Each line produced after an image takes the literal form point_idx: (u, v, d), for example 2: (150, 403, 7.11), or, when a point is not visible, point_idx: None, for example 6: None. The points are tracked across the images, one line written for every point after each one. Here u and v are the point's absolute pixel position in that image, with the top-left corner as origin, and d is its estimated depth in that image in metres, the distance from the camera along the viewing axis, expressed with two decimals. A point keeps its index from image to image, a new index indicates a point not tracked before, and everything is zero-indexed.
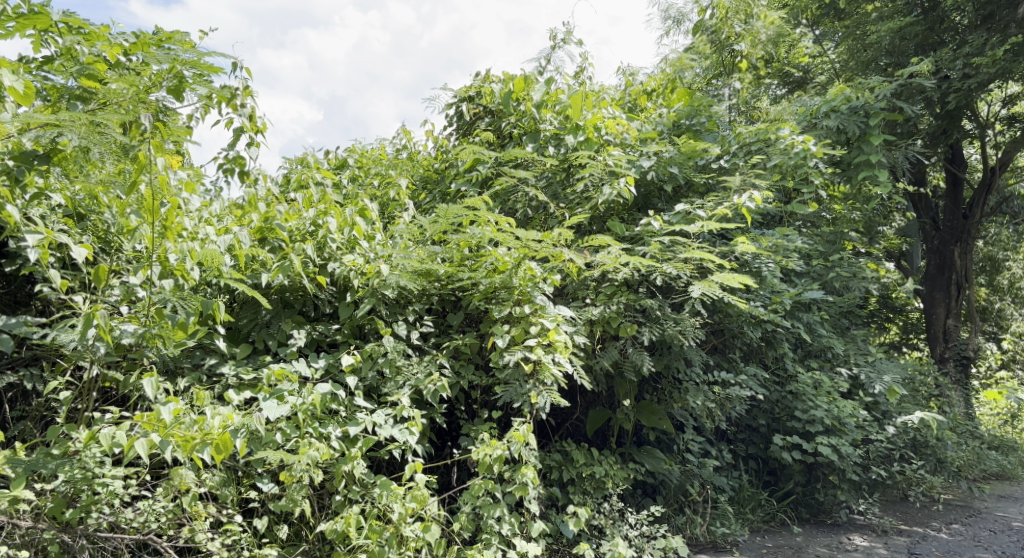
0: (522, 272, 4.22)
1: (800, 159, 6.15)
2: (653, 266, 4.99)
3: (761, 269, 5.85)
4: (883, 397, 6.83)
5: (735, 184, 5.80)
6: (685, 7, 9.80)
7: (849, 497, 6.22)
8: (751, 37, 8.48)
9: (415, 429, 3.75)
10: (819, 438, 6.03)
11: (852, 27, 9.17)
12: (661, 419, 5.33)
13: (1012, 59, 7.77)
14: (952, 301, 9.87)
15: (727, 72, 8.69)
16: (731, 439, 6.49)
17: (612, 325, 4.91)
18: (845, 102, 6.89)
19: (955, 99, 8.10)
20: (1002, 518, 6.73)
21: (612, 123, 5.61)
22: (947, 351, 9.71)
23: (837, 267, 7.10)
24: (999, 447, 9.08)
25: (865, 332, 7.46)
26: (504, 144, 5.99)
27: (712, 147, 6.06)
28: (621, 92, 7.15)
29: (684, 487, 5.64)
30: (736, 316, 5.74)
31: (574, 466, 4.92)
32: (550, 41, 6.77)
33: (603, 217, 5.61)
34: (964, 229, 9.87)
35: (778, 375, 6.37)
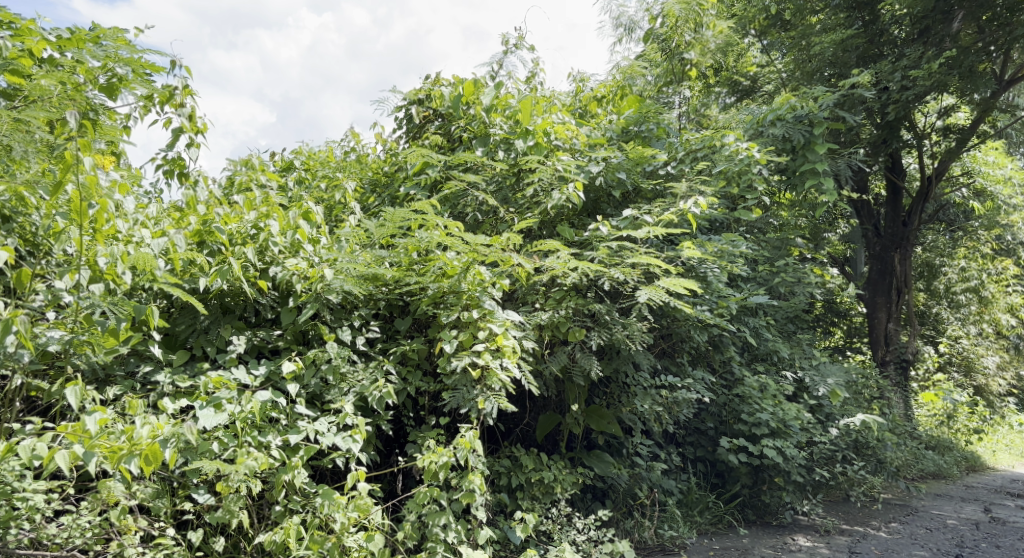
0: (471, 276, 4.19)
1: (744, 166, 6.26)
2: (601, 271, 5.02)
3: (707, 273, 5.96)
4: (826, 399, 6.96)
5: (682, 190, 5.88)
6: (636, 15, 9.89)
7: (794, 498, 6.32)
8: (701, 47, 8.62)
9: (358, 437, 3.69)
10: (765, 441, 6.12)
11: (797, 38, 9.39)
12: (610, 423, 5.36)
13: (947, 72, 8.03)
14: (892, 306, 10.11)
15: (677, 80, 8.81)
16: (679, 442, 6.56)
17: (561, 330, 4.93)
18: (790, 111, 7.03)
19: (894, 109, 8.36)
20: (937, 516, 6.92)
21: (562, 128, 5.62)
22: (887, 354, 9.98)
23: (782, 272, 7.25)
24: (936, 447, 9.34)
25: (810, 336, 7.60)
26: (454, 147, 5.97)
27: (660, 154, 6.13)
28: (573, 98, 7.20)
29: (632, 490, 5.66)
30: (683, 321, 5.81)
31: (523, 472, 4.91)
32: (501, 46, 6.78)
33: (552, 222, 5.64)
34: (903, 235, 10.11)
35: (725, 378, 6.45)
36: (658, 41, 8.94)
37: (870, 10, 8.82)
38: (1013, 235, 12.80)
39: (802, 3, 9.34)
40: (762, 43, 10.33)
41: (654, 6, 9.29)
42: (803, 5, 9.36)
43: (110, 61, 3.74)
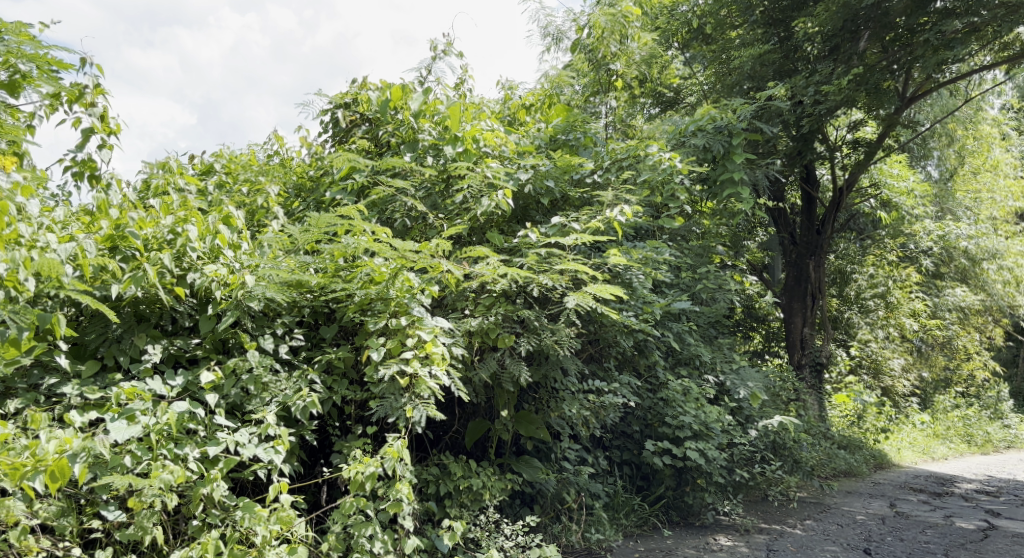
0: (399, 282, 4.15)
1: (666, 175, 6.41)
2: (529, 278, 5.04)
3: (632, 280, 6.08)
4: (746, 402, 7.15)
5: (608, 198, 5.98)
6: (563, 25, 10.01)
7: (715, 499, 6.46)
8: (626, 57, 8.86)
9: (281, 448, 3.61)
10: (688, 443, 6.24)
11: (718, 52, 9.68)
12: (538, 429, 5.37)
13: (855, 88, 8.42)
14: (808, 310, 10.45)
15: (604, 90, 8.98)
16: (607, 446, 6.63)
17: (491, 336, 4.91)
18: (710, 122, 7.27)
19: (808, 123, 8.67)
20: (849, 513, 7.20)
21: (490, 135, 5.64)
22: (803, 357, 10.30)
23: (704, 279, 7.44)
24: (847, 447, 9.73)
25: (731, 341, 7.80)
26: (382, 152, 5.92)
27: (587, 162, 6.22)
28: (502, 105, 7.24)
29: (560, 495, 5.68)
30: (610, 326, 5.88)
31: (451, 480, 4.87)
32: (430, 52, 6.76)
33: (482, 228, 5.65)
34: (817, 243, 10.48)
35: (650, 383, 6.56)
36: (584, 51, 9.07)
37: (785, 27, 9.12)
38: (916, 243, 13.46)
39: (723, 18, 9.64)
40: (685, 56, 10.57)
41: (581, 16, 9.42)
42: (723, 20, 9.65)
43: (12, 57, 3.59)
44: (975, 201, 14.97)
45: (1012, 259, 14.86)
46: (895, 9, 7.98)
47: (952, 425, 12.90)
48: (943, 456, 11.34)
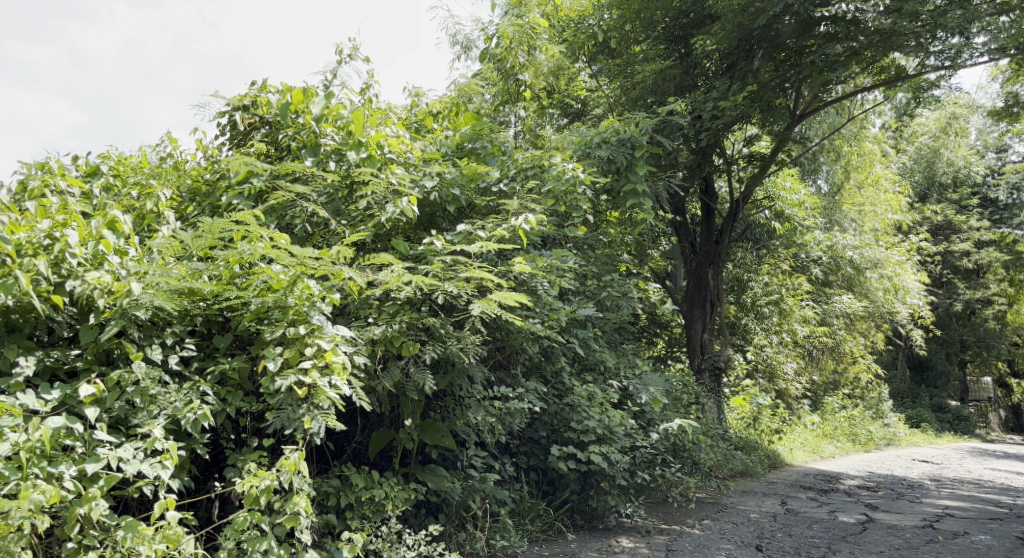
0: (298, 290, 4.07)
1: (570, 185, 6.51)
2: (434, 285, 5.03)
3: (537, 287, 6.12)
4: (648, 406, 7.31)
5: (513, 207, 6.04)
6: (473, 34, 10.04)
7: (618, 502, 6.59)
8: (534, 68, 9.08)
9: (168, 463, 3.47)
10: (592, 448, 6.33)
11: (623, 66, 9.89)
12: (444, 437, 5.32)
13: (750, 105, 8.80)
14: (707, 317, 10.77)
15: (512, 100, 9.32)
16: (513, 452, 6.66)
17: (394, 344, 4.86)
18: (614, 134, 7.43)
19: (707, 137, 8.98)
20: (744, 511, 7.47)
21: (396, 141, 5.58)
22: (703, 362, 10.60)
23: (608, 286, 7.61)
24: (744, 447, 10.11)
25: (634, 346, 7.96)
26: (283, 156, 5.78)
27: (493, 171, 6.27)
28: (408, 112, 7.21)
29: (465, 503, 5.66)
30: (516, 333, 5.93)
31: (353, 491, 4.79)
32: (335, 56, 6.65)
33: (387, 235, 5.60)
34: (716, 252, 10.87)
35: (557, 388, 6.64)
36: (493, 61, 9.25)
37: (684, 44, 9.49)
38: (807, 253, 14.15)
39: (627, 32, 9.86)
40: (592, 69, 10.76)
41: (490, 26, 9.48)
42: (627, 35, 9.87)
43: None
44: (860, 214, 15.77)
45: (892, 268, 15.72)
46: (785, 30, 8.45)
47: (840, 425, 13.61)
48: (830, 455, 11.94)
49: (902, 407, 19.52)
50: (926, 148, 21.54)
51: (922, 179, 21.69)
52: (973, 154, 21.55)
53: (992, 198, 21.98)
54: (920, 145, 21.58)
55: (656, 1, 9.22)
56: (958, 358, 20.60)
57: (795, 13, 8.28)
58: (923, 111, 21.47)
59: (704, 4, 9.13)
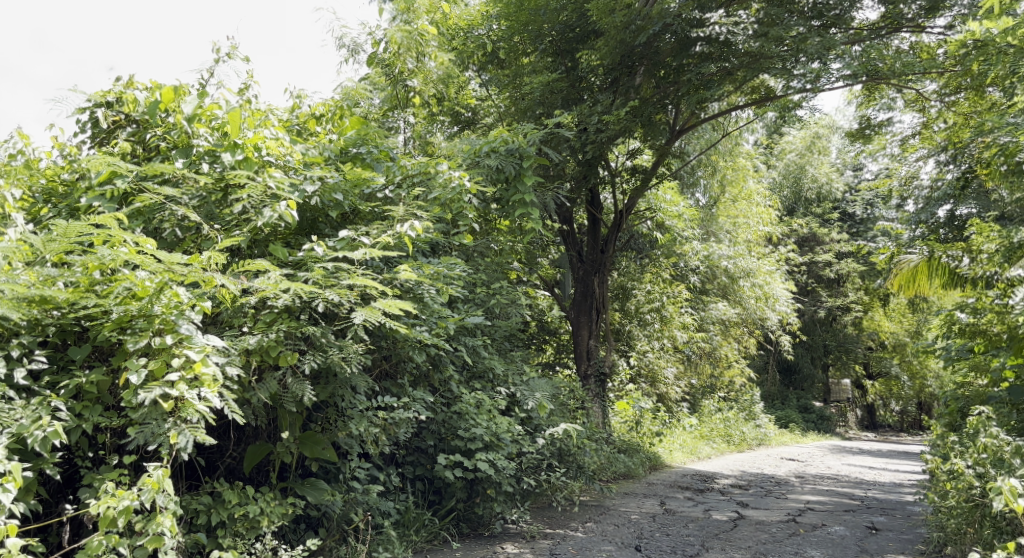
0: (166, 298, 3.86)
1: (456, 194, 6.54)
2: (315, 292, 4.90)
3: (423, 295, 6.07)
4: (535, 412, 7.39)
5: (399, 214, 6.00)
6: (360, 38, 9.90)
7: (504, 509, 6.65)
8: (423, 75, 9.14)
9: (11, 486, 3.21)
10: (478, 455, 6.31)
11: (511, 77, 10.01)
12: (324, 449, 5.18)
13: (632, 120, 9.08)
14: (593, 324, 10.97)
15: (401, 106, 9.26)
16: (400, 462, 6.54)
17: (271, 354, 4.71)
18: (503, 144, 7.50)
19: (592, 149, 9.16)
20: (625, 513, 7.66)
21: (275, 143, 5.41)
22: (589, 368, 10.77)
23: (497, 294, 7.64)
24: (627, 450, 10.38)
25: (522, 353, 8.01)
26: (151, 158, 5.49)
27: (378, 177, 6.20)
28: (289, 115, 7.03)
29: (347, 515, 5.51)
30: (403, 342, 5.87)
31: (225, 508, 4.59)
32: (212, 54, 6.40)
33: (265, 241, 5.43)
34: (602, 261, 11.07)
35: (445, 397, 6.60)
36: (381, 66, 9.24)
37: (570, 58, 9.69)
38: (686, 262, 14.75)
39: (515, 44, 9.98)
40: (482, 78, 10.85)
41: (377, 30, 9.40)
42: (516, 46, 9.99)
43: None
44: (734, 226, 16.52)
45: (763, 277, 16.58)
46: (664, 49, 8.77)
47: (716, 427, 14.18)
48: (707, 456, 12.42)
49: (772, 407, 20.51)
50: (793, 164, 22.85)
51: (790, 194, 22.88)
52: (833, 172, 23.03)
53: (850, 213, 23.60)
54: (788, 162, 22.88)
55: (543, 15, 9.47)
56: (822, 362, 21.89)
57: (674, 32, 8.61)
58: (791, 129, 22.81)
59: (588, 20, 9.37)
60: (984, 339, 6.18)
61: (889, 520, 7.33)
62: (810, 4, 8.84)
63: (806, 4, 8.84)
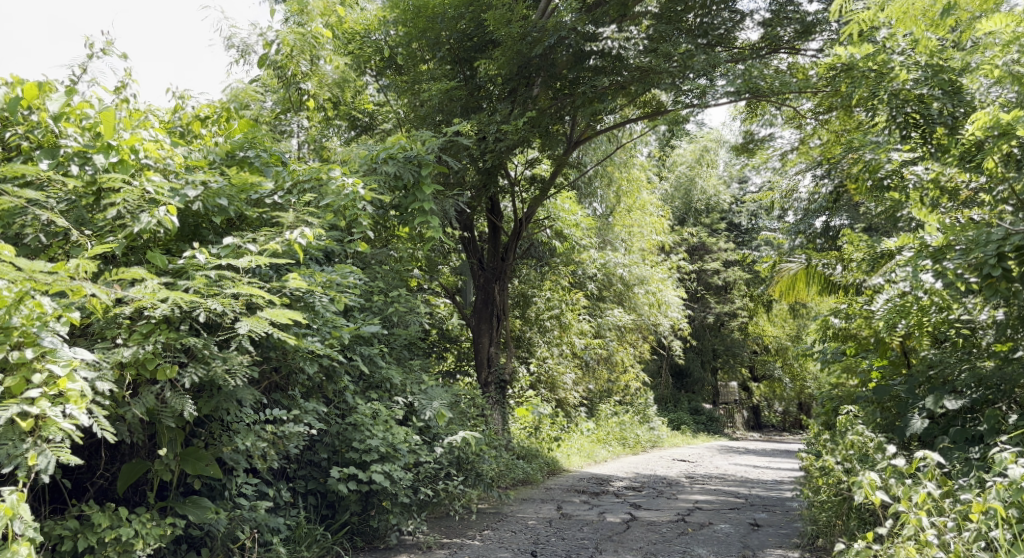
0: (27, 309, 3.59)
1: (349, 200, 6.45)
2: (195, 301, 4.71)
3: (315, 303, 5.94)
4: (433, 421, 7.31)
5: (287, 221, 5.87)
6: (250, 38, 9.59)
7: (400, 520, 6.53)
8: (317, 78, 9.00)
9: None
10: (374, 467, 6.18)
11: (409, 84, 9.98)
12: (208, 466, 4.93)
13: (530, 130, 9.14)
14: (494, 331, 10.96)
15: (295, 108, 9.10)
16: (291, 476, 6.33)
17: (147, 367, 4.48)
18: (400, 151, 7.41)
19: (491, 158, 9.18)
20: (522, 519, 7.68)
21: (153, 145, 5.17)
22: (489, 376, 10.75)
23: (395, 302, 7.53)
24: (525, 456, 10.46)
25: (421, 362, 7.91)
26: (12, 157, 5.05)
27: (266, 182, 6.05)
28: (171, 116, 6.72)
29: (232, 533, 5.27)
30: (293, 353, 5.71)
31: (95, 531, 4.31)
32: (84, 50, 6.04)
33: (142, 248, 5.18)
34: (501, 269, 11.09)
35: (339, 408, 6.45)
36: (273, 68, 9.00)
37: (469, 67, 9.74)
38: (584, 270, 15.02)
39: (413, 51, 9.92)
40: (379, 83, 10.70)
41: (269, 32, 9.16)
42: (414, 53, 9.95)
43: None
44: (629, 235, 16.91)
45: (655, 285, 17.08)
46: (560, 61, 8.91)
47: (612, 430, 14.47)
48: (603, 460, 12.64)
49: (665, 409, 21.09)
50: (683, 176, 23.64)
51: (681, 205, 23.64)
52: (721, 184, 23.98)
53: (736, 223, 24.61)
54: (679, 173, 23.67)
55: (441, 22, 9.44)
56: (711, 366, 22.72)
57: (569, 46, 8.79)
58: (681, 143, 23.65)
59: (486, 30, 9.42)
60: (855, 342, 6.53)
61: (769, 516, 7.64)
62: (697, 22, 9.26)
63: (693, 23, 9.25)
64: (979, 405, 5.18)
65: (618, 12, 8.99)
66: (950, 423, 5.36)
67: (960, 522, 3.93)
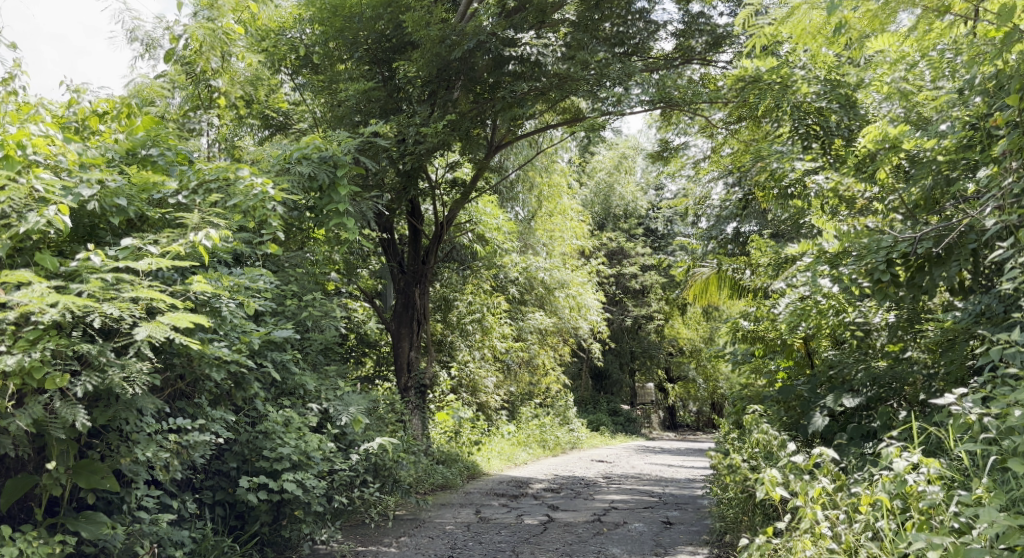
0: None
1: (258, 201, 6.25)
2: (89, 306, 4.47)
3: (221, 308, 5.72)
4: (349, 428, 7.15)
5: (192, 222, 5.64)
6: (155, 32, 9.21)
7: (313, 530, 6.35)
8: (229, 75, 8.69)
9: None
10: (285, 475, 5.99)
11: (326, 83, 9.77)
12: (104, 478, 4.68)
13: (450, 133, 9.07)
14: (414, 335, 10.81)
15: (204, 106, 8.81)
16: (197, 487, 6.07)
17: (35, 376, 4.23)
18: (315, 151, 7.25)
19: (410, 161, 9.07)
20: (440, 524, 7.59)
21: (43, 141, 4.89)
22: (409, 381, 10.60)
23: (309, 306, 7.33)
24: (444, 461, 10.39)
25: (338, 367, 7.73)
26: None
27: (169, 181, 5.81)
28: (65, 111, 6.39)
29: (130, 549, 4.98)
30: (198, 360, 5.48)
31: None
32: None
33: (31, 249, 4.90)
34: (422, 273, 10.94)
35: (250, 416, 6.24)
36: (181, 63, 8.70)
37: (388, 68, 9.59)
38: (506, 274, 15.02)
39: (330, 50, 9.71)
40: (295, 81, 10.50)
41: (176, 26, 8.82)
42: (331, 52, 9.74)
43: None
44: (550, 239, 17.03)
45: (576, 288, 17.24)
46: (480, 65, 8.89)
47: (532, 433, 14.53)
48: (523, 462, 12.66)
49: (585, 410, 21.31)
50: (603, 183, 23.98)
51: (600, 211, 23.95)
52: (639, 190, 24.43)
53: (653, 229, 25.11)
54: (598, 180, 24.01)
55: (358, 22, 9.25)
56: (629, 367, 23.10)
57: (488, 50, 8.77)
58: (600, 149, 23.97)
59: (404, 31, 9.32)
60: (762, 344, 6.63)
61: (681, 514, 7.79)
62: (613, 31, 9.31)
63: (610, 32, 9.29)
64: (874, 403, 5.37)
65: (536, 19, 8.96)
66: (847, 419, 5.57)
67: (851, 515, 4.07)
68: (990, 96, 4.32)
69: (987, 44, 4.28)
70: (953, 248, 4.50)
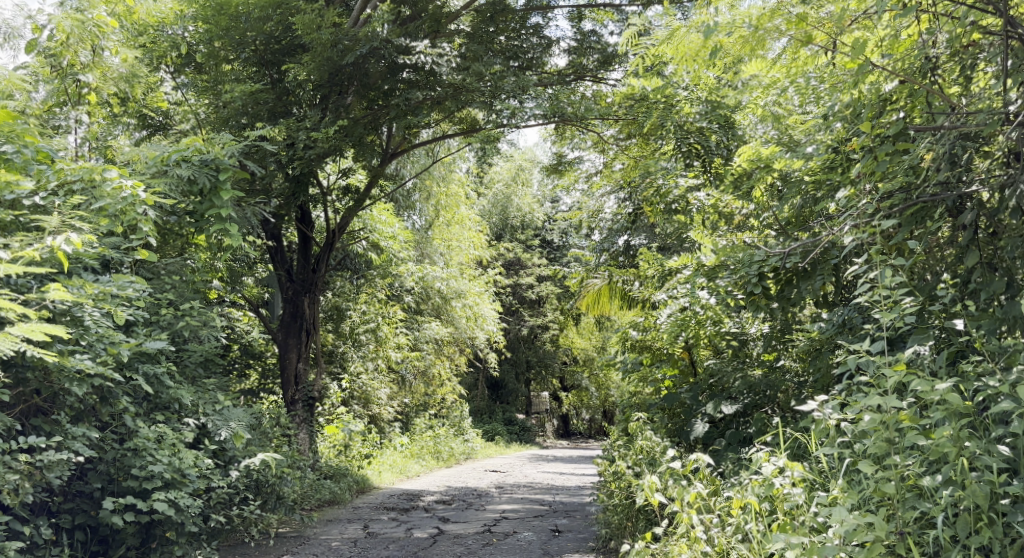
0: None
1: (128, 204, 5.88)
2: None
3: (84, 317, 5.32)
4: (228, 443, 6.79)
5: (51, 225, 5.24)
6: (17, 21, 8.59)
7: (186, 551, 5.98)
8: (99, 71, 8.17)
9: None
10: (155, 495, 5.61)
11: (210, 83, 9.21)
12: None
13: (342, 138, 8.81)
14: (302, 346, 10.41)
15: (72, 101, 8.28)
16: (54, 510, 5.61)
17: None
18: (195, 153, 6.91)
19: (299, 166, 8.75)
20: (326, 541, 7.33)
21: None
22: (296, 393, 10.20)
23: (186, 316, 6.86)
24: (332, 476, 10.08)
25: (218, 380, 7.36)
26: None
27: (25, 180, 5.37)
28: None
29: None
30: (56, 373, 5.08)
31: None
32: None
33: None
34: (312, 281, 10.57)
35: (117, 432, 5.81)
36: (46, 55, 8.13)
37: (277, 69, 9.30)
38: (401, 284, 14.81)
39: (215, 49, 9.15)
40: (176, 80, 9.93)
41: (41, 15, 8.25)
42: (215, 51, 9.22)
43: None
44: (447, 249, 16.94)
45: (473, 299, 17.20)
46: (373, 72, 8.74)
47: (425, 444, 14.35)
48: (416, 475, 12.46)
49: (480, 420, 21.27)
50: (500, 194, 24.13)
51: (498, 222, 24.04)
52: (536, 202, 24.69)
53: (550, 241, 25.40)
54: (496, 191, 24.17)
55: (246, 22, 8.87)
56: (525, 377, 23.20)
57: (382, 57, 8.60)
58: (498, 160, 24.13)
59: (295, 34, 9.06)
60: (650, 352, 6.73)
61: (570, 522, 7.80)
62: (507, 44, 9.42)
63: (504, 45, 9.41)
64: (750, 409, 5.52)
65: (431, 28, 8.92)
66: (726, 425, 5.72)
67: (725, 518, 4.14)
68: (848, 123, 4.47)
69: (846, 74, 4.51)
70: (817, 262, 4.66)
